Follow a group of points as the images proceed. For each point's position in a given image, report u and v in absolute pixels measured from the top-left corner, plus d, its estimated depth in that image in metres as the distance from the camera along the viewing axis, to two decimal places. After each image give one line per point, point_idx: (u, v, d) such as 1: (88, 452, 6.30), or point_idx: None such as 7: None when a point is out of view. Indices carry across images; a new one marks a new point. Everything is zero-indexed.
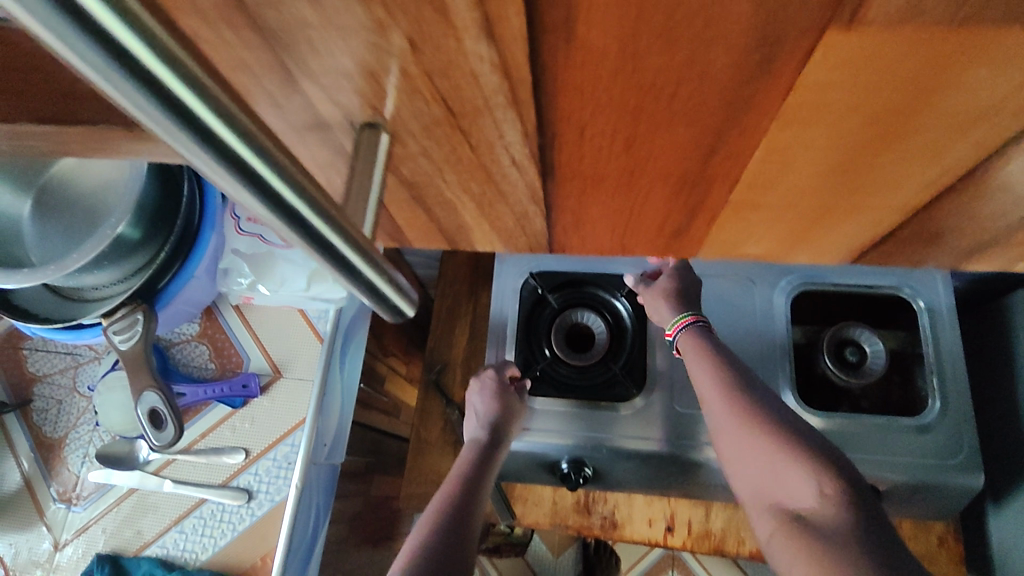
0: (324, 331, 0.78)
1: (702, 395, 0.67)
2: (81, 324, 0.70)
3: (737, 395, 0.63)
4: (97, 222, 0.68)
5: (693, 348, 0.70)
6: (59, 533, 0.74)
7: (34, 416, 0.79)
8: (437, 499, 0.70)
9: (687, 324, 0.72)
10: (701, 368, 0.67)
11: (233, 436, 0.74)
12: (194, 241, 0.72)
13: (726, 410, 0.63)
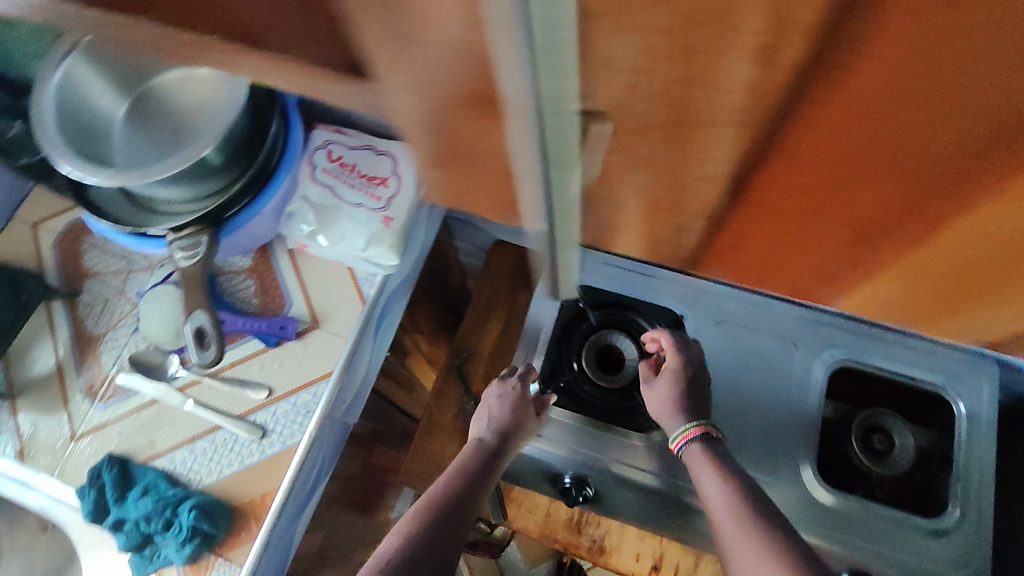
0: (368, 295, 0.79)
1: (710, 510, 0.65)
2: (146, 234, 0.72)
3: (748, 511, 0.63)
4: (183, 134, 0.70)
5: (704, 459, 0.69)
6: (77, 425, 0.76)
7: (80, 309, 0.82)
8: (429, 495, 0.70)
9: (694, 432, 0.71)
10: (710, 480, 0.67)
11: (260, 373, 0.76)
12: (268, 178, 0.74)
13: (733, 524, 0.62)
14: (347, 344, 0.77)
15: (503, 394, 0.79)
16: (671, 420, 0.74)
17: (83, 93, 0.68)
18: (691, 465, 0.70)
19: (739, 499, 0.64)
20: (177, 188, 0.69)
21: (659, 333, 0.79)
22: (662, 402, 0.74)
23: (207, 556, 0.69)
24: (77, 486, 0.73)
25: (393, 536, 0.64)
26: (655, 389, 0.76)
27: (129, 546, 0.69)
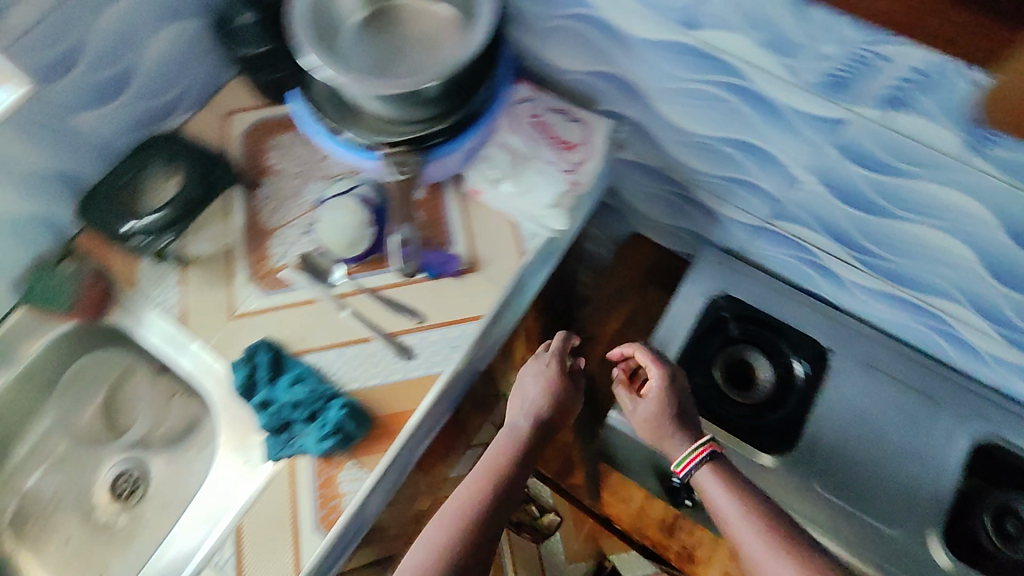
0: (527, 251, 0.78)
1: (742, 545, 0.63)
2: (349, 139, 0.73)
3: (785, 544, 0.61)
4: (406, 59, 0.72)
5: (719, 485, 0.67)
6: (236, 305, 0.79)
7: (258, 199, 0.85)
8: (469, 487, 0.67)
9: (700, 455, 0.69)
10: (733, 510, 0.64)
11: (415, 300, 0.78)
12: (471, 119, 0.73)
13: (775, 561, 0.60)
14: (500, 294, 0.78)
15: (534, 392, 0.76)
16: (675, 440, 0.71)
17: None
18: (703, 490, 0.68)
19: (773, 532, 0.62)
20: (391, 104, 0.69)
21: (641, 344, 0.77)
22: (655, 419, 0.72)
23: (339, 456, 0.71)
24: (230, 361, 0.77)
25: (432, 533, 0.63)
26: (644, 407, 0.74)
27: (269, 427, 0.73)
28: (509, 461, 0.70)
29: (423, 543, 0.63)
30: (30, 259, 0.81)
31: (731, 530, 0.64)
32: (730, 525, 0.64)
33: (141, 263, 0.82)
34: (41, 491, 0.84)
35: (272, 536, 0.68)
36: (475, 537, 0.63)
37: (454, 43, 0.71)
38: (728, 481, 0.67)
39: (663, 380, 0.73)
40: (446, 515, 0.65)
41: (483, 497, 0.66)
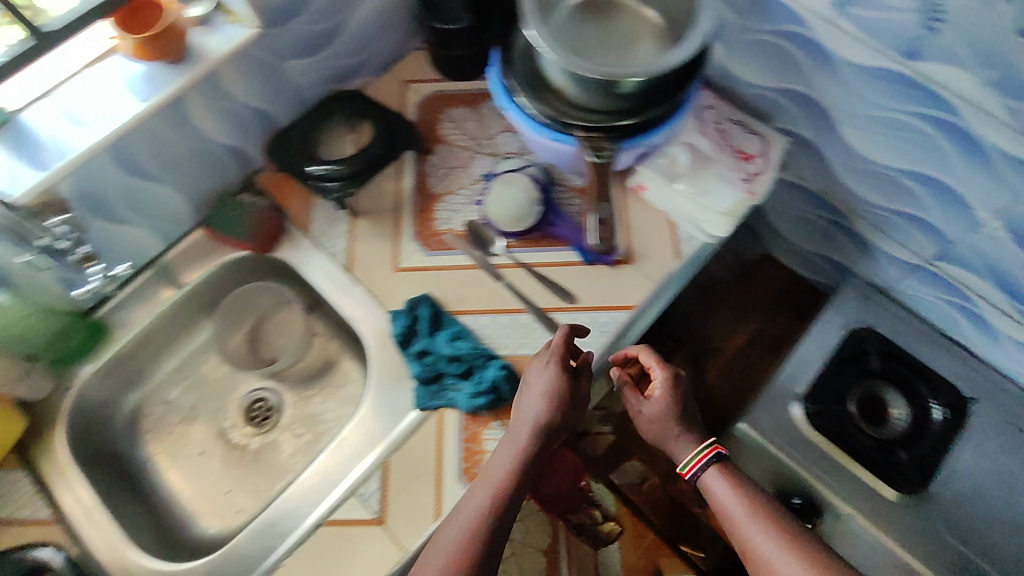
0: (685, 254, 0.79)
1: (751, 547, 0.66)
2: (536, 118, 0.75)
3: (791, 542, 0.64)
4: (603, 53, 0.73)
5: (727, 486, 0.70)
6: (402, 259, 0.84)
7: (428, 164, 0.89)
8: (478, 496, 0.65)
9: (706, 457, 0.72)
10: (739, 511, 0.68)
11: (570, 281, 0.81)
12: (661, 123, 0.73)
13: (782, 558, 0.64)
14: (653, 290, 0.79)
15: (535, 406, 0.69)
16: (681, 442, 0.73)
17: None
18: (709, 491, 0.71)
19: (780, 532, 0.66)
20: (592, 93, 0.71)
21: (639, 348, 0.77)
22: (660, 421, 0.73)
23: (485, 415, 0.75)
24: (391, 310, 0.82)
25: (448, 542, 0.62)
26: (647, 407, 0.74)
27: (419, 377, 0.77)
28: (513, 474, 0.66)
29: (435, 553, 0.62)
30: (216, 189, 0.85)
31: (734, 521, 0.68)
32: (738, 526, 0.68)
33: (316, 207, 0.88)
34: (184, 402, 0.90)
35: (417, 477, 0.72)
36: (485, 551, 0.63)
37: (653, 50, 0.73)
38: (736, 482, 0.71)
39: (666, 385, 0.73)
40: (458, 525, 0.63)
41: (492, 513, 0.64)
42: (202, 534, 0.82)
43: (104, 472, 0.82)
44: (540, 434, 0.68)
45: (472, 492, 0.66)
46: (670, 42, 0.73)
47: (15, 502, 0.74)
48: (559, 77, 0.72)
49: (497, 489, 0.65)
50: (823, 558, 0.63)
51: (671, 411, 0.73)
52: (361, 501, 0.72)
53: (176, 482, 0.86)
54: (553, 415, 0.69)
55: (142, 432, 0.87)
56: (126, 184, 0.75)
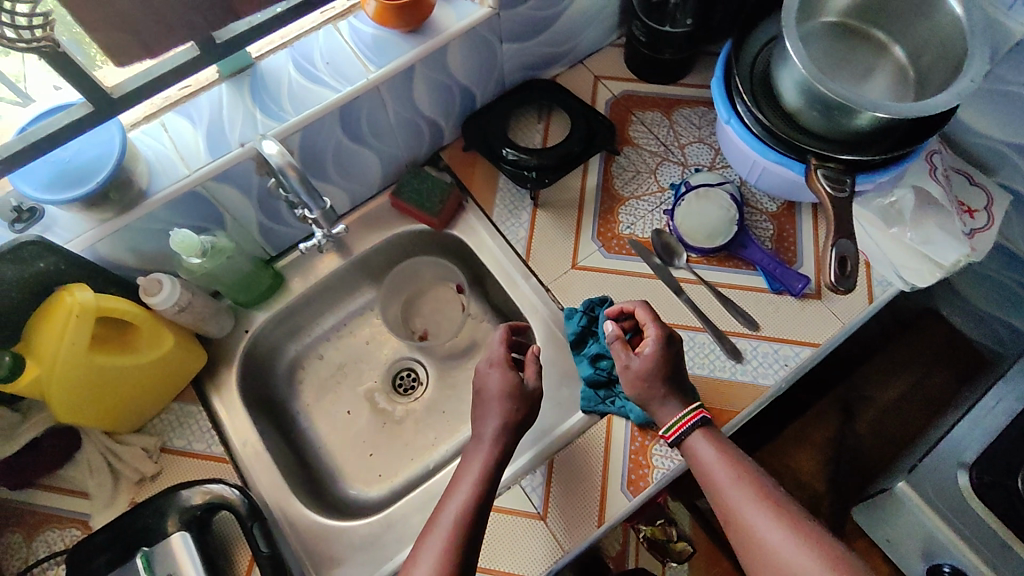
0: (877, 298, 0.77)
1: (733, 512, 0.60)
2: (756, 135, 0.73)
3: (775, 510, 0.58)
4: (840, 83, 0.71)
5: (711, 447, 0.64)
6: (581, 256, 0.83)
7: (614, 165, 0.88)
8: (453, 504, 0.63)
9: (690, 422, 0.65)
10: (723, 476, 0.61)
11: (754, 306, 0.79)
12: (894, 165, 0.70)
13: (770, 529, 0.57)
14: (843, 330, 0.77)
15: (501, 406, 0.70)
16: (666, 405, 0.66)
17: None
18: (693, 454, 0.65)
19: (764, 496, 0.60)
20: (828, 121, 0.69)
21: (642, 305, 0.70)
22: (647, 379, 0.66)
23: (655, 430, 0.73)
24: (565, 306, 0.81)
25: (431, 549, 0.59)
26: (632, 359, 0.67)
27: (589, 379, 0.77)
28: (483, 476, 0.65)
29: (419, 563, 0.59)
30: (407, 160, 0.87)
31: (716, 484, 0.62)
32: (722, 490, 0.61)
33: (498, 190, 0.88)
34: (336, 359, 0.92)
35: (581, 483, 0.72)
36: (470, 553, 0.60)
37: (889, 93, 0.71)
38: (717, 445, 0.64)
39: (660, 343, 0.66)
40: (436, 533, 0.61)
41: (466, 515, 0.62)
42: (346, 493, 0.84)
43: (265, 416, 0.84)
44: (504, 435, 0.69)
45: (445, 502, 0.64)
46: (910, 89, 0.71)
47: (192, 435, 0.77)
48: (793, 97, 0.70)
49: (469, 492, 0.64)
50: (814, 527, 0.57)
51: (656, 368, 0.66)
52: (522, 493, 0.72)
53: (324, 436, 0.88)
54: (514, 412, 0.70)
55: (298, 383, 0.90)
56: (339, 143, 0.76)
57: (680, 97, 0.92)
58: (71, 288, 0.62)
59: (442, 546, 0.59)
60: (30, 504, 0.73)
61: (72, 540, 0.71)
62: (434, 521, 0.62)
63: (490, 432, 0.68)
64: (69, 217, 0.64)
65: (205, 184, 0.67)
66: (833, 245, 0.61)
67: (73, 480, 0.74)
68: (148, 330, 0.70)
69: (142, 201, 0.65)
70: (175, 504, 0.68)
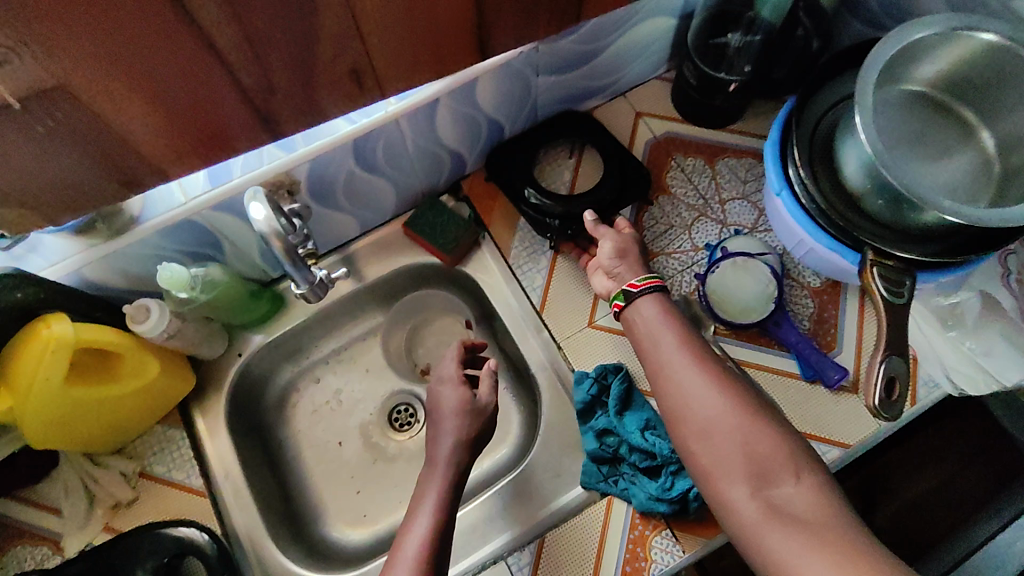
0: (921, 400, 0.68)
1: (665, 370, 0.59)
2: (810, 213, 0.66)
3: (701, 359, 0.59)
4: (914, 166, 0.63)
5: (657, 309, 0.62)
6: (598, 315, 0.77)
7: (645, 216, 0.81)
8: (412, 536, 0.59)
9: (651, 285, 0.64)
10: (663, 332, 0.61)
11: (782, 393, 0.72)
12: (960, 269, 0.62)
13: (694, 374, 0.58)
14: (876, 432, 0.70)
15: (456, 429, 0.67)
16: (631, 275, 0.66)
17: (925, 62, 0.62)
18: (635, 313, 0.63)
19: (693, 347, 0.60)
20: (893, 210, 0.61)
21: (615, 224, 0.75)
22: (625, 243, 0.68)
23: (658, 519, 0.68)
24: (576, 368, 0.76)
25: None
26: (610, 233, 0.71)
27: (593, 454, 0.71)
28: (441, 505, 0.62)
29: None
30: (425, 189, 0.82)
31: (653, 334, 0.62)
32: (655, 341, 0.61)
33: (518, 229, 0.82)
34: (332, 386, 0.88)
35: (571, 569, 0.67)
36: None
37: (968, 180, 0.63)
38: (665, 306, 0.63)
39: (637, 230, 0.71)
40: (398, 569, 0.57)
41: (427, 547, 0.58)
42: (327, 534, 0.80)
43: (250, 445, 0.80)
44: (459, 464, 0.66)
45: (403, 535, 0.60)
46: (992, 180, 0.63)
47: (173, 462, 0.73)
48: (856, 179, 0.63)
49: (427, 522, 0.60)
50: (733, 379, 0.57)
51: (629, 242, 0.69)
52: (507, 570, 0.67)
53: (311, 467, 0.84)
54: (468, 430, 0.68)
55: (289, 408, 0.87)
56: (352, 174, 0.71)
57: (727, 145, 0.84)
58: (48, 318, 0.58)
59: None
60: (4, 517, 0.71)
61: (42, 560, 0.69)
62: (396, 555, 0.58)
63: (444, 456, 0.66)
64: (57, 240, 0.60)
65: (202, 214, 0.63)
66: (882, 361, 0.54)
67: (48, 496, 0.71)
68: (131, 359, 0.66)
69: (131, 229, 0.61)
70: (153, 542, 0.68)
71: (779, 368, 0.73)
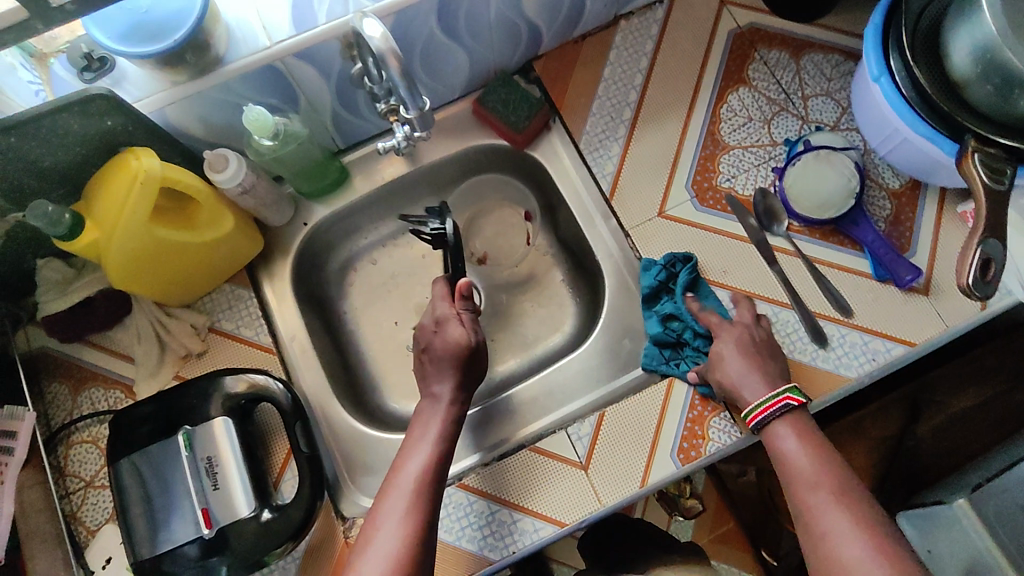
0: (994, 305, 0.69)
1: (812, 515, 0.56)
2: (907, 101, 0.64)
3: (856, 516, 0.55)
4: None
5: (795, 440, 0.61)
6: (669, 204, 0.76)
7: (723, 108, 0.78)
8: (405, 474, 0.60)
9: (779, 405, 0.62)
10: (803, 469, 0.59)
11: (851, 290, 0.71)
12: None
13: (843, 532, 0.54)
14: (943, 333, 0.70)
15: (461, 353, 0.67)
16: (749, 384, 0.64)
17: None
18: (774, 442, 0.62)
19: (839, 495, 0.56)
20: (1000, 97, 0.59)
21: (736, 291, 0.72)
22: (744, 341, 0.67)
23: (717, 401, 0.69)
24: (645, 256, 0.75)
25: (394, 503, 0.57)
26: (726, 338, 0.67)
27: (656, 338, 0.73)
28: (443, 436, 0.64)
29: (381, 524, 0.57)
30: (497, 67, 0.80)
31: (794, 476, 0.59)
32: (796, 482, 0.59)
33: (590, 113, 0.80)
34: (389, 268, 0.88)
35: (629, 443, 0.69)
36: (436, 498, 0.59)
37: None
38: (803, 440, 0.61)
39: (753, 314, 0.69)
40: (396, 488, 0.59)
41: (425, 470, 0.60)
42: (384, 403, 0.82)
43: (314, 313, 0.82)
44: (460, 396, 0.68)
45: (403, 458, 0.62)
46: None
47: (242, 319, 0.75)
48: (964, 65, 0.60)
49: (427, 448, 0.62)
50: (891, 540, 0.53)
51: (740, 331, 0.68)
52: (566, 439, 0.70)
53: (369, 340, 0.86)
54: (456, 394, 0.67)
55: (348, 285, 0.87)
56: (431, 38, 0.69)
57: (814, 39, 0.80)
58: (137, 152, 0.59)
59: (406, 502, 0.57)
60: (76, 360, 0.73)
61: (116, 403, 0.72)
62: (395, 478, 0.60)
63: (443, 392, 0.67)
64: (141, 75, 0.59)
65: (284, 59, 0.61)
66: (980, 244, 0.55)
67: (120, 343, 0.74)
68: (209, 207, 0.66)
69: (217, 68, 0.59)
70: (220, 388, 0.68)
71: (850, 266, 0.72)
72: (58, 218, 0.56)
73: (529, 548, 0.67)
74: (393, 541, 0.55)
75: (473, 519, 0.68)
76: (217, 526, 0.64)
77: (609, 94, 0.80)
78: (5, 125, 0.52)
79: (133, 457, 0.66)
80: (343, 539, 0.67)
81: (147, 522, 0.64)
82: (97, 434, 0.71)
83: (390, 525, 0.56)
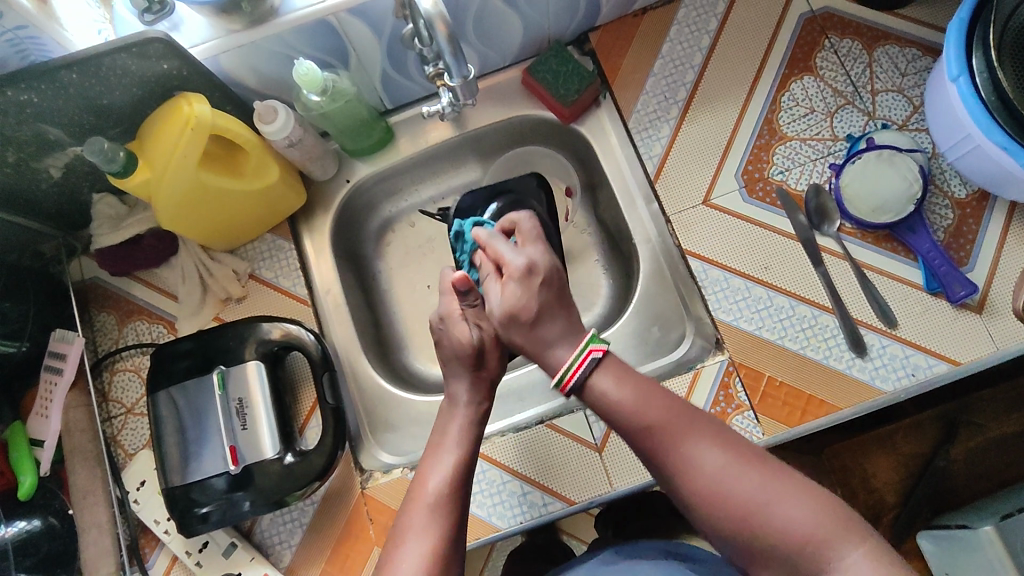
0: None
1: (665, 446, 0.52)
2: (986, 104, 0.60)
3: (703, 432, 0.52)
4: None
5: (616, 381, 0.55)
6: (716, 192, 0.73)
7: (785, 96, 0.74)
8: (432, 482, 0.55)
9: (585, 363, 0.55)
10: (633, 414, 0.53)
11: (898, 300, 0.68)
12: None
13: (695, 451, 0.51)
14: (993, 353, 0.66)
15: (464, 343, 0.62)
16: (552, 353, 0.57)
17: None
18: (597, 395, 0.56)
19: (683, 420, 0.52)
20: None
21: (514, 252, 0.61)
22: (514, 312, 0.58)
23: (741, 400, 0.68)
24: (685, 245, 0.73)
25: (423, 521, 0.52)
26: (502, 305, 0.59)
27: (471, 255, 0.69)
28: (470, 448, 0.58)
29: (409, 538, 0.52)
30: (551, 35, 0.78)
31: (626, 415, 0.54)
32: (633, 423, 0.53)
33: (644, 91, 0.77)
34: (426, 232, 0.89)
35: None
36: (461, 515, 0.54)
37: None
38: (628, 375, 0.56)
39: (516, 277, 0.59)
40: (425, 499, 0.54)
41: (452, 484, 0.55)
42: (410, 365, 0.84)
43: (350, 270, 0.83)
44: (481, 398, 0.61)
45: (427, 468, 0.56)
46: None
47: (281, 269, 0.77)
48: None
49: (454, 459, 0.56)
50: (734, 436, 0.52)
51: (522, 288, 0.58)
52: (584, 418, 0.70)
53: (400, 302, 0.87)
54: (481, 404, 0.61)
55: (385, 245, 0.89)
56: (486, 3, 0.68)
57: (892, 30, 0.75)
58: (190, 99, 0.60)
59: (432, 520, 0.53)
60: (125, 292, 0.77)
61: (158, 336, 0.75)
62: (418, 492, 0.55)
63: (466, 392, 0.60)
64: (198, 21, 0.60)
65: (337, 14, 0.61)
66: None
67: (166, 282, 0.76)
68: (256, 157, 0.68)
69: (270, 20, 0.60)
70: (255, 334, 0.71)
71: (901, 274, 0.69)
72: (114, 156, 0.58)
73: (538, 521, 0.68)
74: (422, 560, 0.50)
75: (484, 487, 0.69)
76: (244, 464, 0.67)
77: (665, 72, 0.77)
78: (68, 61, 0.54)
79: (170, 390, 0.69)
80: (359, 490, 0.70)
81: (180, 452, 0.67)
82: (138, 364, 0.74)
83: (420, 543, 0.51)
